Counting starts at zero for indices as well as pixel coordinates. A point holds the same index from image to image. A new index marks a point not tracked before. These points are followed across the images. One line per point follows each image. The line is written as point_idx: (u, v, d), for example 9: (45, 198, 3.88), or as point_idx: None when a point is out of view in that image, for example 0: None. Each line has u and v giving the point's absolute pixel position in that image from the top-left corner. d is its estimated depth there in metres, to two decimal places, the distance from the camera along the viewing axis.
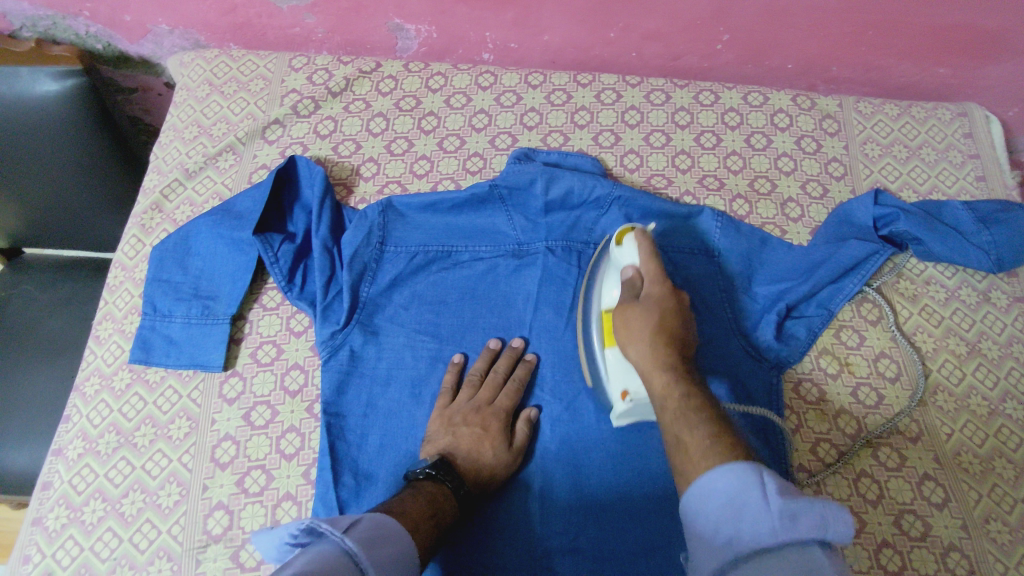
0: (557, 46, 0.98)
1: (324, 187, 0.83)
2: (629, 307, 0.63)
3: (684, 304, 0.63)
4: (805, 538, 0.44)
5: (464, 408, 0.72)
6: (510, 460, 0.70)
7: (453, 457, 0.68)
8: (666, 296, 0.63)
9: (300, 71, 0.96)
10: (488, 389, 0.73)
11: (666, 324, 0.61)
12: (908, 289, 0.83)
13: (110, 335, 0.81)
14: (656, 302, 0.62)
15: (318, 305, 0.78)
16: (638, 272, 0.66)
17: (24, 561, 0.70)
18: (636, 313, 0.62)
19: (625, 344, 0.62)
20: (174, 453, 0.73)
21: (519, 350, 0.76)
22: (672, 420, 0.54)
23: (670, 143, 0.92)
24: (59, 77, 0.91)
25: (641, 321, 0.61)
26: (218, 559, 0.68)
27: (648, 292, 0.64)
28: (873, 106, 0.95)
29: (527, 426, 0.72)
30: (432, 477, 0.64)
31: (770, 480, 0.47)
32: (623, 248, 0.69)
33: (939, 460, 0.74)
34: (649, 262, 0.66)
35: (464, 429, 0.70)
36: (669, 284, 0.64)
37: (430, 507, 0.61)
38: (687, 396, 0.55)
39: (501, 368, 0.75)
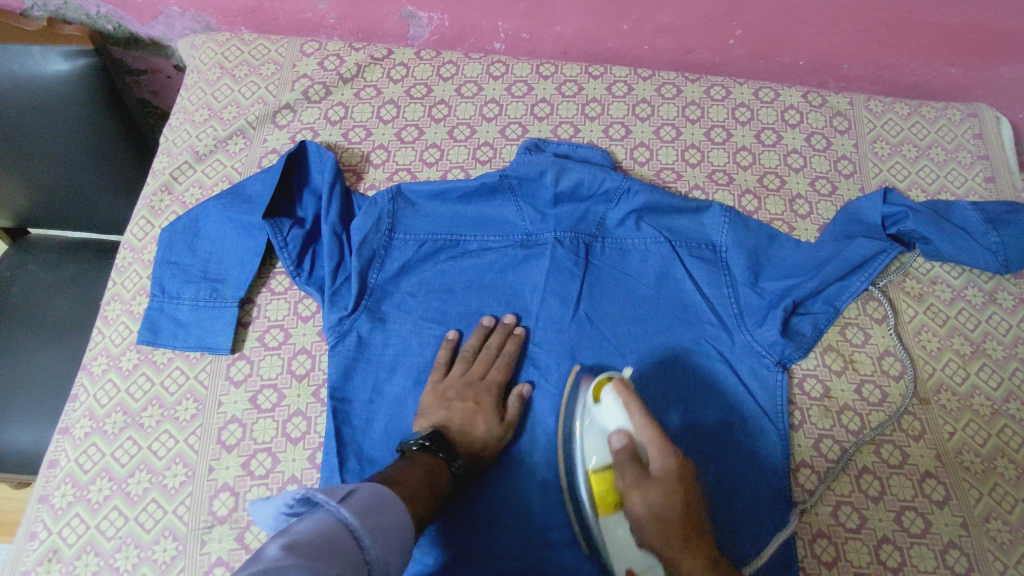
0: (570, 37, 0.98)
1: (333, 173, 0.83)
2: (649, 487, 0.62)
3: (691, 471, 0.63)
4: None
5: (458, 383, 0.74)
6: (501, 435, 0.71)
7: (447, 430, 0.70)
8: (680, 470, 0.62)
9: (311, 56, 0.96)
10: (481, 364, 0.75)
11: (688, 508, 0.61)
12: (914, 288, 0.83)
13: (118, 315, 0.81)
14: (674, 481, 0.62)
15: (326, 290, 0.78)
16: (633, 439, 0.65)
17: (30, 538, 0.70)
18: (660, 495, 0.61)
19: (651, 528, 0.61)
20: (180, 435, 0.74)
21: (510, 326, 0.78)
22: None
23: (680, 137, 0.92)
24: (70, 57, 0.91)
25: (666, 510, 0.61)
26: (223, 539, 0.69)
27: (661, 468, 0.62)
28: (883, 104, 0.95)
29: (518, 401, 0.74)
30: (426, 448, 0.65)
31: None
32: (610, 406, 0.67)
33: (940, 459, 0.74)
34: (647, 429, 0.64)
35: (458, 404, 0.72)
36: (677, 455, 0.63)
37: (425, 476, 0.62)
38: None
39: (493, 343, 0.76)
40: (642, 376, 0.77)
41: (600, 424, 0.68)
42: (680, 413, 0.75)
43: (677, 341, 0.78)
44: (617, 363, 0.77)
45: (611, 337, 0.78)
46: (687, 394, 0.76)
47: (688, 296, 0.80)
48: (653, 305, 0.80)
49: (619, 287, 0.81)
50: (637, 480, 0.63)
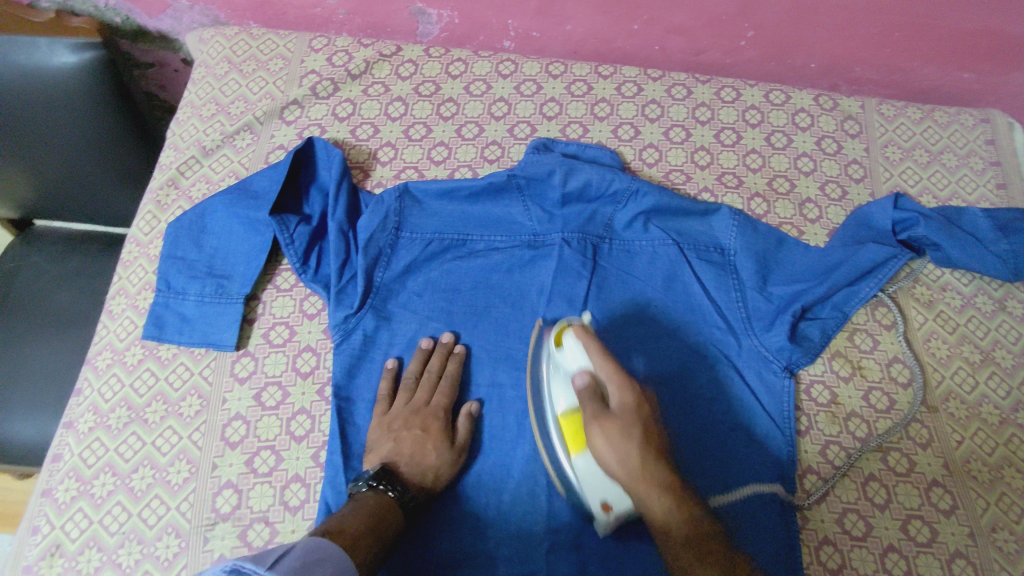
0: (580, 36, 0.97)
1: (341, 170, 0.82)
2: (608, 421, 0.60)
3: (653, 407, 0.62)
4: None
5: (402, 413, 0.72)
6: (455, 458, 0.70)
7: (396, 464, 0.67)
8: (639, 405, 0.61)
9: (320, 52, 0.96)
10: (424, 389, 0.73)
11: (650, 438, 0.60)
12: (924, 294, 0.83)
13: (123, 310, 0.81)
14: (634, 415, 0.60)
15: (332, 289, 0.77)
16: (594, 378, 0.64)
17: (33, 532, 0.70)
18: (618, 431, 0.59)
19: (611, 460, 0.60)
20: (184, 431, 0.74)
21: (449, 345, 0.76)
22: (681, 549, 0.55)
23: (689, 139, 0.91)
24: (77, 50, 0.89)
25: (627, 444, 0.59)
26: (226, 537, 0.68)
27: (621, 403, 0.61)
28: (895, 108, 0.94)
29: (468, 420, 0.72)
30: (374, 488, 0.63)
31: None
32: (571, 350, 0.67)
33: (948, 467, 0.73)
34: (607, 366, 0.63)
35: (405, 434, 0.70)
36: (636, 390, 0.62)
37: (374, 518, 0.60)
38: (690, 519, 0.57)
39: (434, 366, 0.74)
40: (649, 379, 0.76)
41: (561, 371, 0.68)
42: (686, 417, 0.74)
43: (684, 344, 0.78)
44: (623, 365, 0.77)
45: (617, 339, 0.78)
46: (693, 397, 0.75)
47: (696, 299, 0.80)
48: (659, 307, 0.80)
49: (627, 289, 0.80)
50: (596, 416, 0.61)
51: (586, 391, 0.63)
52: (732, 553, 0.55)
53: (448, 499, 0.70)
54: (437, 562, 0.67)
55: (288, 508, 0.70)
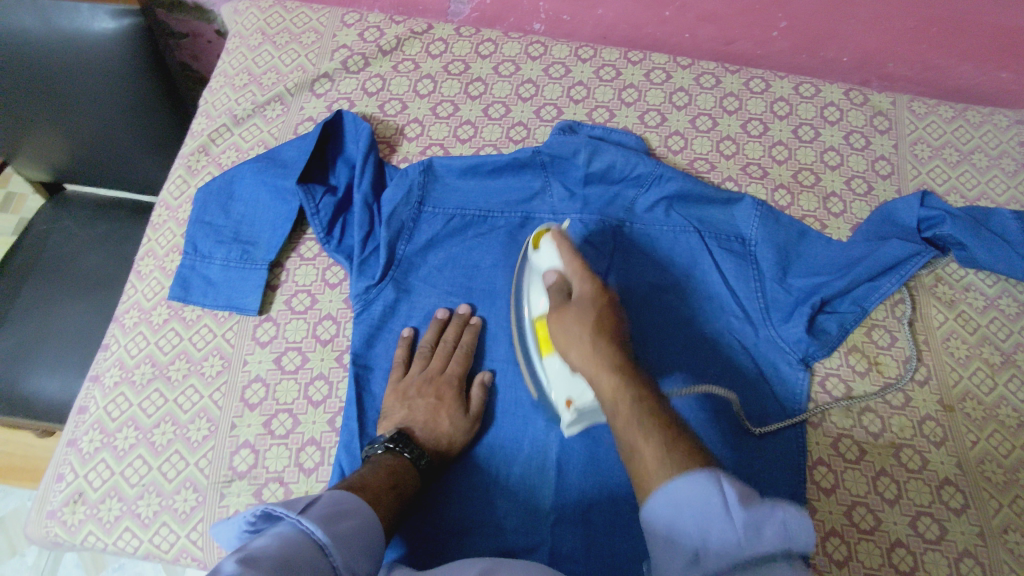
0: (611, 21, 0.97)
1: (369, 144, 0.84)
2: (563, 308, 0.61)
3: (615, 301, 0.62)
4: (771, 549, 0.44)
5: (418, 380, 0.73)
6: (469, 426, 0.71)
7: (410, 430, 0.69)
8: (598, 294, 0.62)
9: (352, 27, 0.97)
10: (439, 358, 0.74)
11: (603, 324, 0.59)
12: (946, 293, 0.82)
13: (151, 271, 0.83)
14: (590, 302, 0.61)
15: (355, 259, 0.79)
16: (561, 274, 0.65)
17: (57, 479, 0.72)
18: (572, 315, 0.60)
19: (566, 343, 0.60)
20: (206, 390, 0.75)
21: (465, 317, 0.77)
22: (626, 427, 0.51)
23: (716, 128, 0.91)
24: (117, 16, 0.90)
25: (578, 327, 0.59)
26: (241, 494, 0.70)
27: (581, 292, 0.62)
28: (927, 106, 0.93)
29: (482, 391, 0.73)
30: (391, 450, 0.65)
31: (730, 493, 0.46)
32: (544, 251, 0.69)
33: (961, 466, 0.73)
34: (572, 262, 0.65)
35: (419, 402, 0.71)
36: (597, 281, 0.63)
37: (392, 478, 0.62)
38: (636, 400, 0.53)
39: (449, 337, 0.76)
40: (663, 361, 0.76)
41: (536, 275, 0.71)
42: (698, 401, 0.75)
43: (700, 330, 0.78)
44: (638, 347, 0.77)
45: (634, 322, 0.78)
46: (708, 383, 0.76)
47: (714, 287, 0.80)
48: (678, 294, 0.80)
49: (645, 274, 0.81)
50: (556, 309, 0.62)
51: (551, 285, 0.65)
52: (683, 439, 0.50)
53: (461, 469, 0.71)
54: (446, 529, 0.69)
55: (303, 470, 0.71)
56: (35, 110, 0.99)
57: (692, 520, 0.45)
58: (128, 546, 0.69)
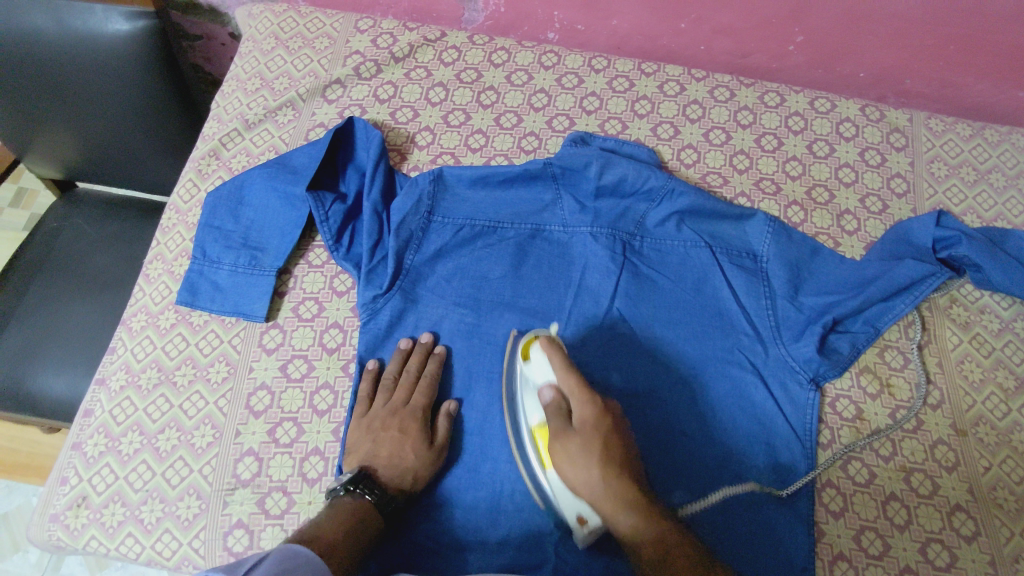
0: (625, 32, 0.96)
1: (379, 151, 0.83)
2: (566, 436, 0.61)
3: (617, 418, 0.62)
4: None
5: (382, 413, 0.72)
6: (433, 459, 0.69)
7: (373, 468, 0.68)
8: (601, 418, 0.61)
9: (365, 34, 0.97)
10: (402, 390, 0.73)
11: (610, 451, 0.60)
12: (960, 315, 0.81)
13: (159, 275, 0.83)
14: (593, 428, 0.61)
15: (363, 268, 0.78)
16: (557, 389, 0.64)
17: (61, 482, 0.72)
18: (578, 444, 0.60)
19: (573, 474, 0.60)
20: (211, 396, 0.75)
21: (428, 346, 0.76)
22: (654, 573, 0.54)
23: (729, 142, 0.90)
24: (131, 18, 0.91)
25: (585, 459, 0.59)
26: (244, 503, 0.70)
27: (582, 416, 0.61)
28: (944, 123, 0.92)
29: (447, 421, 0.72)
30: (350, 492, 0.64)
31: None
32: (537, 361, 0.67)
33: (973, 492, 0.72)
34: (568, 377, 0.63)
35: (384, 436, 0.70)
36: (597, 402, 0.62)
37: (350, 525, 0.61)
38: (659, 539, 0.56)
39: (412, 366, 0.74)
40: (672, 379, 0.76)
41: (529, 384, 0.69)
42: (705, 418, 0.74)
43: (709, 347, 0.77)
44: (646, 364, 0.76)
45: (643, 337, 0.78)
46: (716, 403, 0.75)
47: (725, 304, 0.79)
48: (688, 311, 0.79)
49: (655, 290, 0.80)
50: (557, 433, 0.62)
51: (548, 403, 0.64)
52: None
53: (465, 483, 0.71)
54: (449, 543, 0.69)
55: (307, 480, 0.71)
56: (49, 112, 1.00)
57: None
58: (130, 552, 0.69)
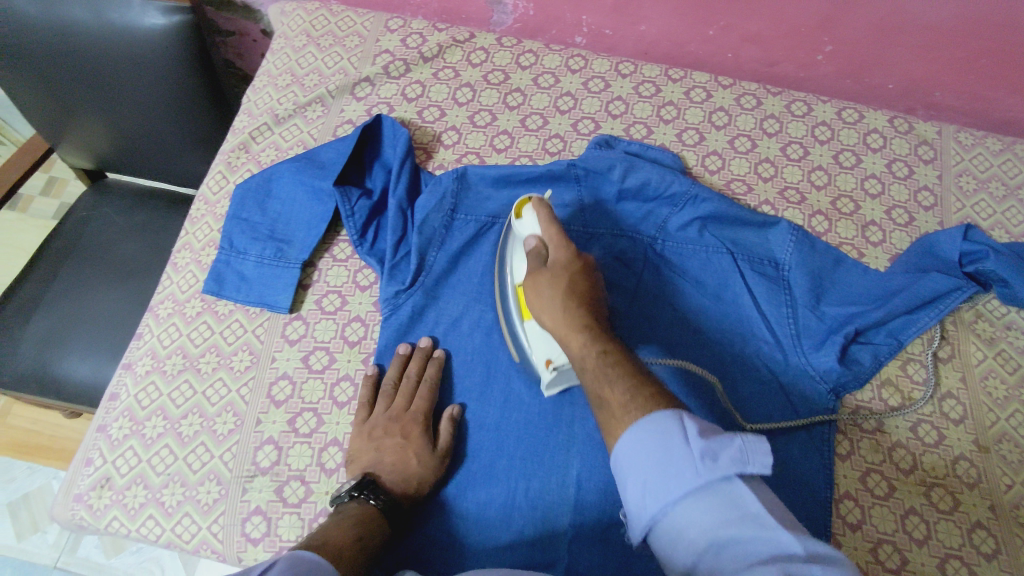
0: (653, 37, 0.96)
1: (405, 150, 0.84)
2: (538, 274, 0.66)
3: (590, 265, 0.67)
4: (726, 474, 0.45)
5: (383, 420, 0.72)
6: (438, 463, 0.70)
7: (377, 474, 0.68)
8: (572, 260, 0.66)
9: (395, 33, 0.98)
10: (402, 396, 0.73)
11: (575, 286, 0.64)
12: (986, 331, 0.80)
13: (187, 264, 0.84)
14: (563, 268, 0.66)
15: (386, 263, 0.79)
16: (539, 239, 0.69)
17: (86, 463, 0.74)
18: (546, 281, 0.65)
19: (540, 307, 0.64)
20: (233, 384, 0.76)
21: (427, 350, 0.76)
22: (593, 378, 0.57)
23: (755, 150, 0.90)
24: (168, 13, 0.92)
25: (551, 291, 0.64)
26: (263, 490, 0.71)
27: (556, 259, 0.67)
28: (974, 138, 0.91)
29: (450, 425, 0.72)
30: (356, 498, 0.64)
31: (689, 425, 0.49)
32: (526, 218, 0.71)
33: (994, 510, 0.71)
34: (549, 228, 0.68)
35: (386, 442, 0.70)
36: (572, 248, 0.67)
37: (359, 527, 0.60)
38: (604, 355, 0.58)
39: (412, 372, 0.74)
40: None
41: (517, 241, 0.74)
42: None
43: (728, 353, 0.77)
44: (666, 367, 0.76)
45: (661, 339, 0.78)
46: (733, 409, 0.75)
47: (745, 311, 0.79)
48: (708, 316, 0.79)
49: (676, 294, 0.80)
50: (531, 274, 0.67)
51: (529, 251, 0.69)
52: (648, 386, 0.54)
53: (480, 480, 0.71)
54: (464, 538, 0.69)
55: (325, 470, 0.72)
56: (84, 98, 1.02)
57: (651, 454, 0.48)
58: (150, 534, 0.70)
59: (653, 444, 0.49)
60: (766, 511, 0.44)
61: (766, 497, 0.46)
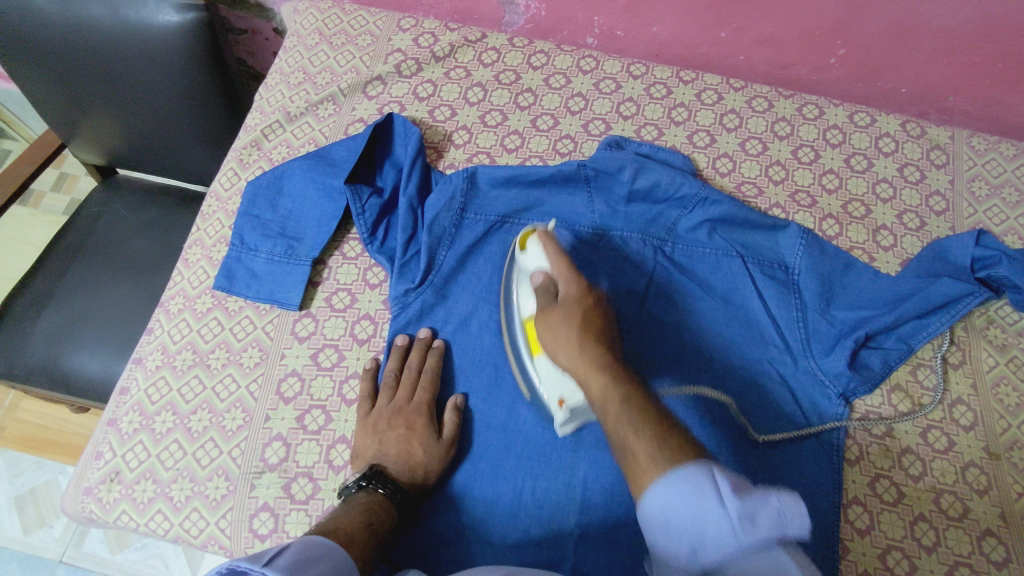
0: (665, 39, 0.96)
1: (417, 148, 0.84)
2: (548, 309, 0.63)
3: (602, 298, 0.63)
4: (766, 537, 0.43)
5: (386, 412, 0.72)
6: (444, 451, 0.70)
7: (383, 465, 0.68)
8: (584, 295, 0.63)
9: (407, 32, 0.99)
10: (405, 387, 0.73)
11: (589, 323, 0.60)
12: (998, 337, 0.80)
13: (198, 259, 0.85)
14: (575, 303, 0.62)
15: (396, 262, 0.79)
16: (547, 274, 0.66)
17: (96, 457, 0.74)
18: (558, 314, 0.61)
19: (552, 346, 0.61)
20: (243, 381, 0.76)
21: (427, 340, 0.76)
22: (615, 425, 0.51)
23: (766, 153, 0.90)
24: (181, 11, 0.92)
25: (564, 328, 0.60)
26: (271, 486, 0.71)
27: (567, 292, 0.63)
28: (986, 142, 0.91)
29: (455, 414, 0.72)
30: (364, 488, 0.65)
31: (723, 481, 0.45)
32: (531, 250, 0.70)
33: (1004, 517, 0.70)
34: (558, 262, 0.66)
35: (391, 434, 0.70)
36: (582, 282, 0.64)
37: (367, 517, 0.61)
38: (625, 399, 0.52)
39: (413, 362, 0.74)
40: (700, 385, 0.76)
41: (524, 275, 0.71)
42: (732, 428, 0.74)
43: (737, 357, 0.77)
44: (676, 371, 0.76)
45: (670, 342, 0.78)
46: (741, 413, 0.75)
47: (754, 314, 0.79)
48: (717, 320, 0.79)
49: (685, 297, 0.80)
50: (541, 310, 0.63)
51: (539, 286, 0.66)
52: (676, 436, 0.49)
53: (487, 479, 0.71)
54: (470, 538, 0.69)
55: (333, 467, 0.72)
56: (98, 94, 1.03)
57: (683, 513, 0.44)
58: (159, 528, 0.70)
59: (684, 505, 0.44)
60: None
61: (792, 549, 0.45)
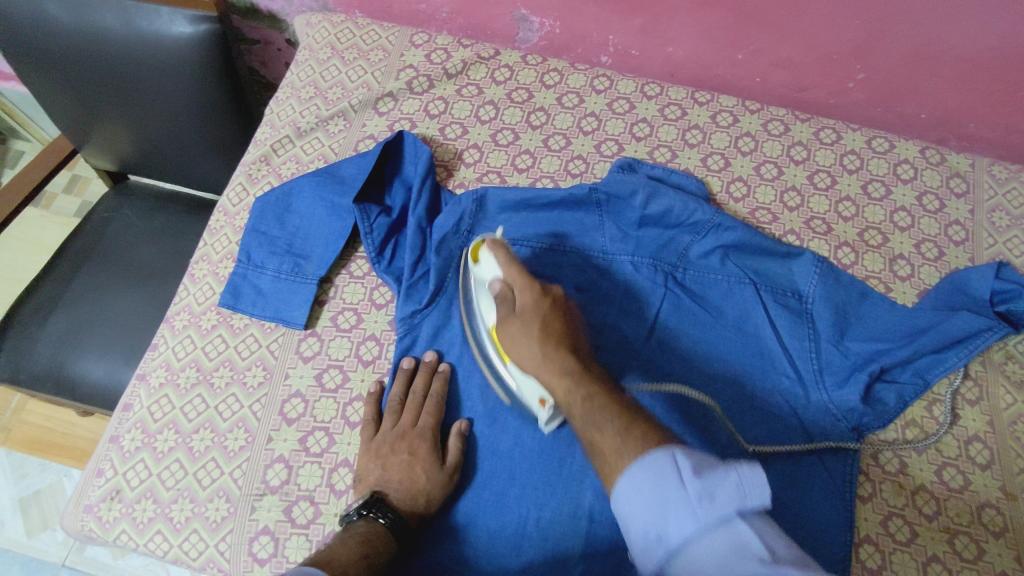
0: (680, 59, 0.95)
1: (427, 168, 0.83)
2: (509, 320, 0.67)
3: (556, 300, 0.69)
4: (726, 514, 0.46)
5: (389, 437, 0.71)
6: (446, 479, 0.69)
7: (385, 493, 0.67)
8: (538, 301, 0.68)
9: (419, 48, 0.98)
10: (409, 412, 0.72)
11: (548, 329, 0.66)
12: (1017, 373, 0.77)
13: (204, 275, 0.84)
14: (533, 311, 0.67)
15: (404, 283, 0.78)
16: (503, 282, 0.69)
17: (97, 474, 0.73)
18: (518, 325, 0.66)
19: (518, 354, 0.66)
20: (246, 400, 0.76)
21: (432, 365, 0.75)
22: (582, 419, 0.58)
23: (781, 177, 0.88)
24: (195, 22, 0.92)
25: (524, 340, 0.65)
26: (271, 509, 0.70)
27: (523, 301, 0.68)
28: (1008, 171, 0.89)
29: (458, 441, 0.71)
30: (364, 517, 0.64)
31: (681, 462, 0.49)
32: (484, 261, 0.71)
33: (1020, 561, 0.68)
34: (511, 269, 0.69)
35: (394, 460, 0.69)
36: (535, 288, 0.68)
37: (364, 547, 0.60)
38: (587, 396, 0.59)
39: (419, 387, 0.74)
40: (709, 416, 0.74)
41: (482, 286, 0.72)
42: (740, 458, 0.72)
43: (747, 387, 0.76)
44: (684, 401, 0.75)
45: (679, 371, 0.76)
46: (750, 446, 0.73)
47: (766, 343, 0.77)
48: (728, 348, 0.77)
49: (695, 325, 0.78)
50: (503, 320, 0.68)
51: (497, 296, 0.69)
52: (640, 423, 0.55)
53: (490, 509, 0.70)
54: (472, 567, 0.68)
55: (335, 491, 0.71)
56: (113, 103, 1.03)
57: (649, 500, 0.49)
58: (158, 549, 0.70)
59: (649, 488, 0.49)
60: (773, 551, 0.44)
61: (768, 530, 0.46)
